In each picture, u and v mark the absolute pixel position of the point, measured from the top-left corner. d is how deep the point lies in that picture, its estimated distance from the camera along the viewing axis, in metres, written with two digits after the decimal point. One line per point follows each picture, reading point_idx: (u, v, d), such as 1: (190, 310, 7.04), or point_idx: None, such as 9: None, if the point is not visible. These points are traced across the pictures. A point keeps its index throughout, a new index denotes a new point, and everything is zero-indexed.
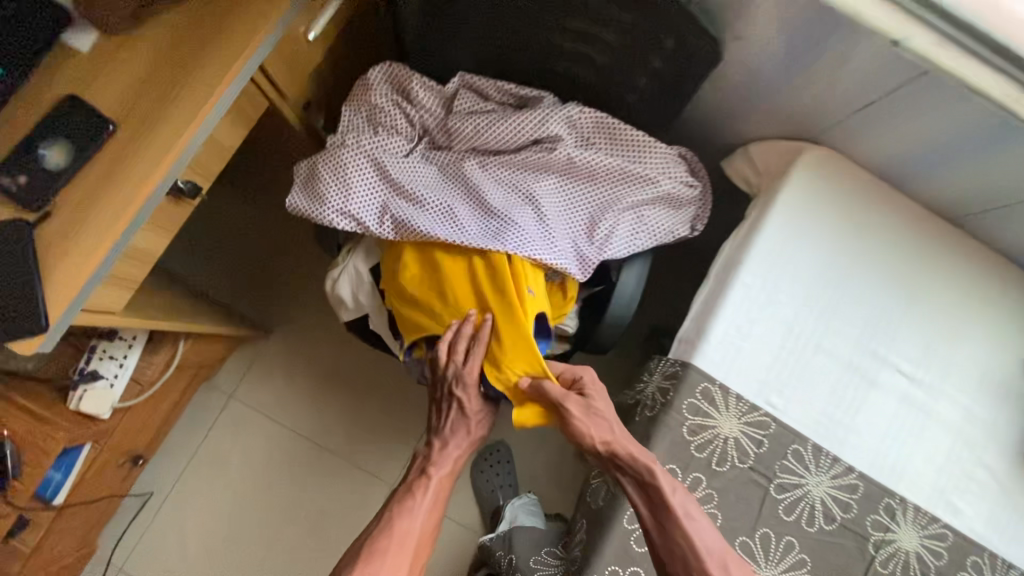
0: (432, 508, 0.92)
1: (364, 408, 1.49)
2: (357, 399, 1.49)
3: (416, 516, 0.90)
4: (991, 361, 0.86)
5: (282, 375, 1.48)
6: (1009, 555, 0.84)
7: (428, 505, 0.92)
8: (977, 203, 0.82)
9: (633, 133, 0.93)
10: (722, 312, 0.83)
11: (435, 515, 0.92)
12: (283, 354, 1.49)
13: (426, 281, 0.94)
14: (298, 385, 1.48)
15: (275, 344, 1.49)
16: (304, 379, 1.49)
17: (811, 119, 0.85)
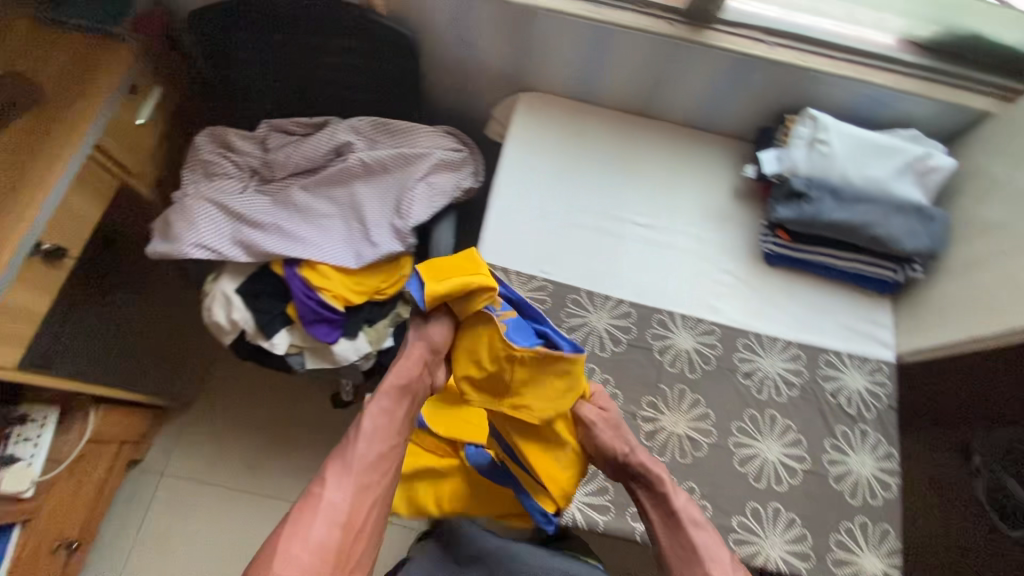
0: (372, 439, 0.85)
1: (291, 445, 1.62)
2: (283, 439, 1.63)
3: (357, 450, 0.84)
4: (704, 197, 1.13)
5: (209, 438, 1.62)
6: (770, 331, 1.05)
7: (373, 444, 0.85)
8: (641, 94, 1.14)
9: (402, 126, 1.22)
10: (490, 219, 1.08)
11: (380, 446, 0.86)
12: (205, 420, 1.63)
13: (327, 277, 1.20)
14: (226, 442, 1.61)
15: (195, 413, 1.64)
16: (229, 436, 1.62)
17: (513, 76, 1.18)
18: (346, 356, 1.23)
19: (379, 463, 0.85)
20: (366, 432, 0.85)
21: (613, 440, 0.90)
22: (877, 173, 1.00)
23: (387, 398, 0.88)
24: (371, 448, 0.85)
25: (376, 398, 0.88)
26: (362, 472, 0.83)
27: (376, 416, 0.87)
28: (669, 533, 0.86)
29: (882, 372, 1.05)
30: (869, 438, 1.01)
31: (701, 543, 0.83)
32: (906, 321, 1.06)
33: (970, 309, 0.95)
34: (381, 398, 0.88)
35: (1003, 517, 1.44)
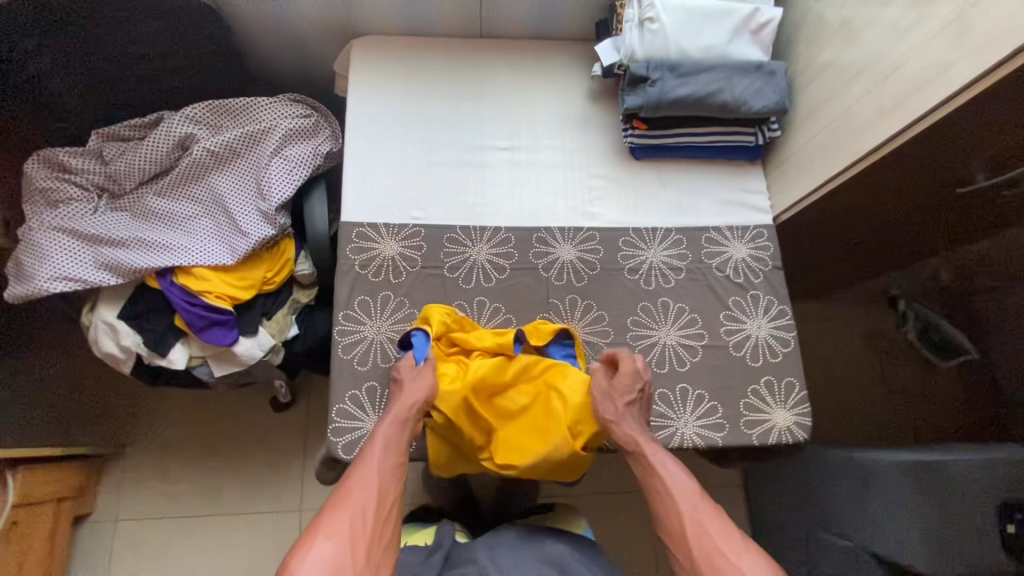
0: (383, 460, 0.77)
1: (239, 459, 1.56)
2: (230, 456, 1.56)
3: (370, 470, 0.75)
4: (560, 107, 1.11)
5: (154, 473, 1.53)
6: (650, 223, 1.06)
7: (388, 455, 0.78)
8: (472, 15, 1.10)
9: (241, 105, 1.16)
10: (347, 176, 1.03)
11: (397, 455, 0.79)
12: (146, 456, 1.54)
13: (205, 279, 1.15)
14: (173, 475, 1.54)
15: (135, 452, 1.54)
16: (174, 466, 1.54)
17: (340, 24, 1.12)
18: (251, 353, 1.19)
19: (392, 487, 0.76)
20: (379, 452, 0.78)
21: (605, 401, 0.86)
22: (711, 40, 0.99)
23: (398, 426, 0.81)
24: (384, 469, 0.77)
25: (387, 423, 0.81)
26: (378, 495, 0.73)
27: (389, 437, 0.80)
28: (657, 496, 0.79)
29: (763, 237, 1.06)
30: (761, 301, 1.02)
31: (681, 504, 0.76)
32: (776, 182, 1.06)
33: (817, 154, 0.96)
34: (392, 425, 0.81)
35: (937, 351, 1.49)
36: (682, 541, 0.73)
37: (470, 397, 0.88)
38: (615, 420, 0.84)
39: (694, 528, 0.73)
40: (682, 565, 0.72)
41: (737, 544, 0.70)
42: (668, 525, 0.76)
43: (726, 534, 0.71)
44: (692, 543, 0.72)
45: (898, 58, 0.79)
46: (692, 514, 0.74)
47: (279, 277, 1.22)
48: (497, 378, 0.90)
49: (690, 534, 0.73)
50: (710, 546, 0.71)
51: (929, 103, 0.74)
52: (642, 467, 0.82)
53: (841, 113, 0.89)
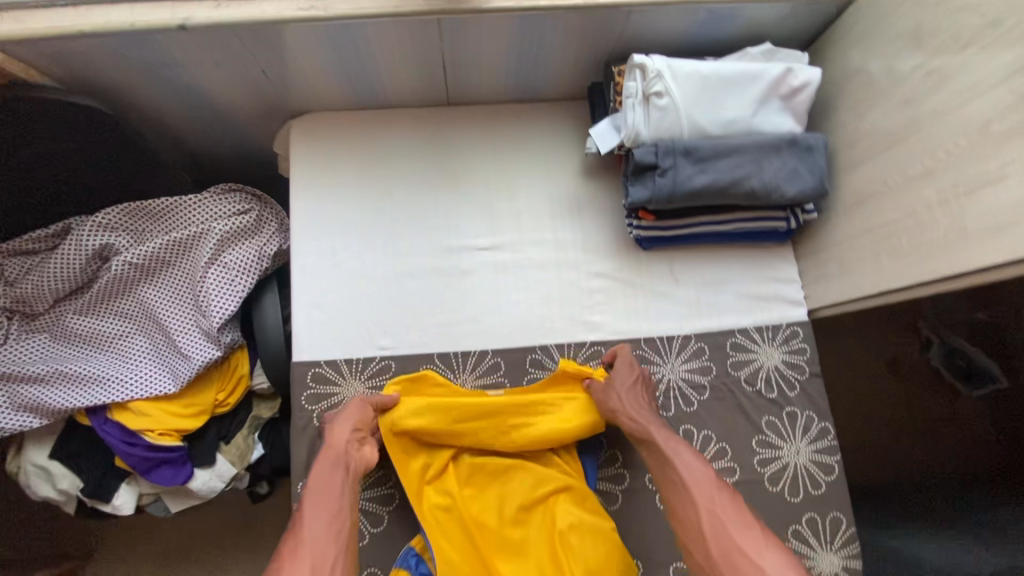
0: (316, 515, 0.64)
1: None
2: None
3: (302, 535, 0.61)
4: (548, 190, 0.92)
5: None
6: (663, 330, 0.88)
7: (320, 509, 0.64)
8: (434, 85, 0.90)
9: (166, 206, 0.96)
10: (297, 303, 0.85)
11: (332, 504, 0.65)
12: None
13: (146, 410, 0.98)
14: None
15: None
16: None
17: (272, 103, 0.91)
18: (210, 488, 1.03)
19: (331, 540, 0.62)
20: (309, 509, 0.64)
21: (607, 388, 0.79)
22: (734, 112, 0.79)
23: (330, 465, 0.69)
24: (318, 526, 0.63)
25: (315, 471, 0.69)
26: (318, 557, 0.59)
27: (317, 486, 0.67)
28: (669, 484, 0.68)
29: (798, 336, 0.90)
30: (800, 420, 0.87)
31: (694, 492, 0.65)
32: (810, 270, 0.89)
33: (867, 255, 0.78)
34: (322, 472, 0.69)
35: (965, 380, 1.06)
36: (696, 535, 0.62)
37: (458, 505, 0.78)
38: (618, 410, 0.77)
39: (710, 519, 0.62)
40: (694, 557, 0.61)
41: (758, 540, 0.58)
42: (682, 516, 0.65)
43: (745, 527, 0.60)
44: (708, 540, 0.60)
45: (988, 172, 0.60)
46: (707, 507, 0.63)
47: (233, 398, 1.05)
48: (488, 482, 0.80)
49: (706, 530, 0.61)
50: (728, 546, 0.59)
51: None
52: (654, 458, 0.72)
53: (903, 216, 0.71)
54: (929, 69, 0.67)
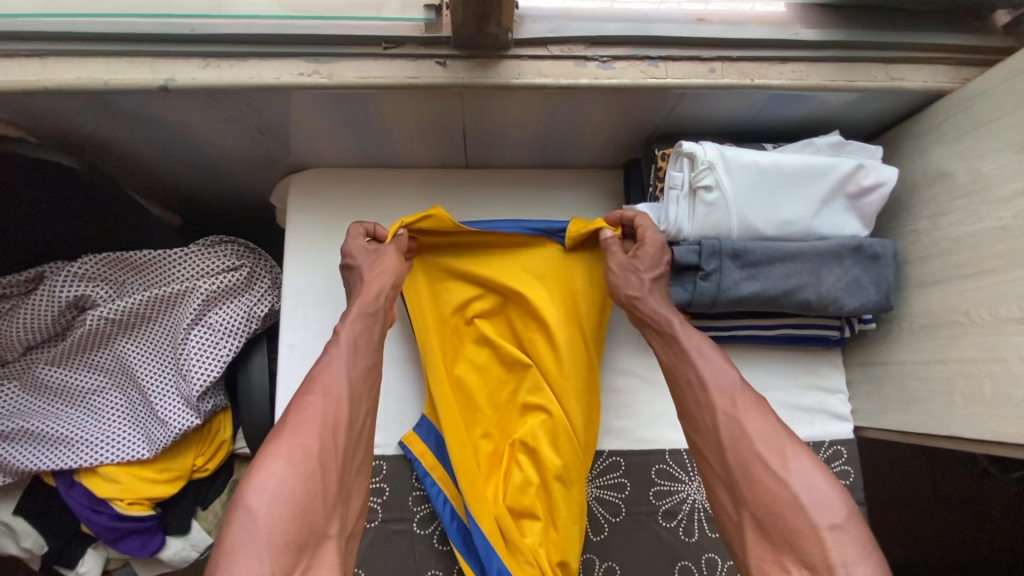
0: (350, 362, 0.63)
1: None
2: None
3: (336, 376, 0.61)
4: None
5: None
6: None
7: (351, 355, 0.63)
8: (451, 148, 0.81)
9: (150, 258, 0.88)
10: (283, 385, 0.77)
11: (366, 359, 0.64)
12: None
13: (117, 477, 0.90)
14: None
15: None
16: None
17: (272, 157, 0.82)
18: (182, 558, 0.95)
19: (356, 395, 0.61)
20: (342, 357, 0.63)
21: (622, 276, 0.69)
22: (792, 212, 0.69)
23: (361, 322, 0.66)
24: (352, 374, 0.62)
25: (351, 317, 0.66)
26: (351, 405, 0.60)
27: (355, 335, 0.65)
28: (679, 388, 0.63)
29: (842, 457, 0.80)
30: None
31: (715, 397, 0.60)
32: (862, 385, 0.79)
33: (936, 390, 0.67)
34: (357, 319, 0.66)
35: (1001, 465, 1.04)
36: (713, 440, 0.59)
37: (472, 348, 0.78)
38: (636, 297, 0.68)
39: (730, 427, 0.58)
40: (709, 464, 0.59)
41: (782, 450, 0.56)
42: (697, 420, 0.61)
43: (771, 437, 0.57)
44: (726, 448, 0.57)
45: None
46: (729, 412, 0.59)
47: (213, 462, 0.97)
48: (505, 337, 0.78)
49: (728, 440, 0.57)
50: (747, 455, 0.56)
51: None
52: (667, 350, 0.65)
53: (990, 358, 0.60)
54: None
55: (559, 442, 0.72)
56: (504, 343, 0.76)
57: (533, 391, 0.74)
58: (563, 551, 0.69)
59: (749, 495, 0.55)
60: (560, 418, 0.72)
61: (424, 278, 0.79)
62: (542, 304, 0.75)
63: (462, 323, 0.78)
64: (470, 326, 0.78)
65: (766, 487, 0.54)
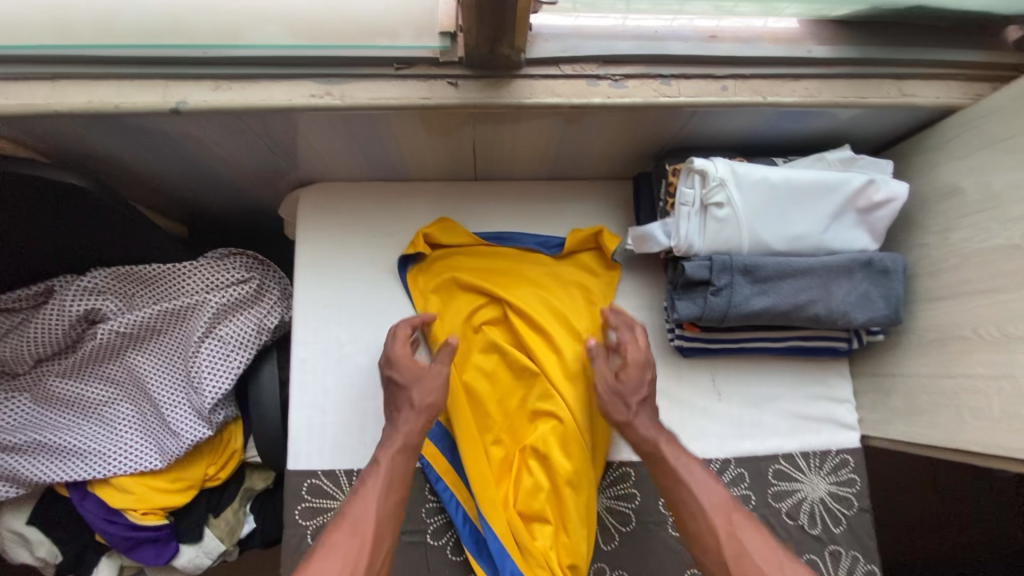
0: (381, 496, 0.63)
1: None
2: None
3: (366, 514, 0.61)
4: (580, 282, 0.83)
5: None
6: (699, 452, 0.79)
7: (382, 488, 0.63)
8: (460, 160, 0.80)
9: (160, 272, 0.88)
10: (296, 400, 0.77)
11: (398, 492, 0.64)
12: None
13: (130, 488, 0.91)
14: None
15: None
16: None
17: (280, 171, 0.82)
18: (196, 565, 0.96)
19: (387, 525, 0.61)
20: (375, 489, 0.63)
21: (614, 402, 0.71)
22: (802, 228, 0.69)
23: (403, 457, 0.67)
24: (381, 508, 0.62)
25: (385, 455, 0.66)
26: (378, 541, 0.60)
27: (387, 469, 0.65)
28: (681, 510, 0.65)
29: (848, 465, 0.81)
30: (843, 560, 0.79)
31: (713, 518, 0.63)
32: (870, 394, 0.80)
33: (944, 403, 0.68)
34: (392, 455, 0.66)
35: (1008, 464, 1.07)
36: (720, 564, 0.61)
37: (480, 355, 0.79)
38: (626, 422, 0.71)
39: (732, 546, 0.61)
40: None
41: (781, 563, 0.58)
42: (700, 542, 0.63)
43: (768, 550, 0.60)
44: (730, 566, 0.60)
45: None
46: (728, 531, 0.62)
47: (224, 472, 0.98)
48: (511, 344, 0.79)
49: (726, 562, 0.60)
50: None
51: None
52: (662, 474, 0.68)
53: (997, 375, 0.61)
54: None
55: (568, 447, 0.73)
56: (512, 350, 0.78)
57: (541, 398, 0.76)
58: (574, 555, 0.70)
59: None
60: (568, 422, 0.74)
61: (431, 288, 0.81)
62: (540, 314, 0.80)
63: (468, 332, 0.80)
64: (478, 336, 0.80)
65: None
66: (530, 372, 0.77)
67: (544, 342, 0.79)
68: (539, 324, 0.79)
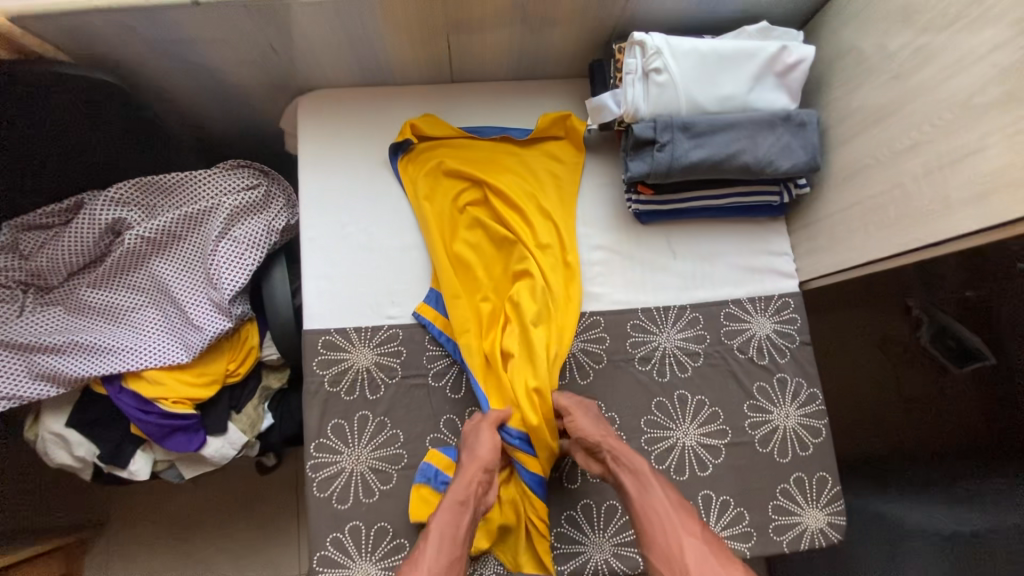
0: (439, 554, 0.68)
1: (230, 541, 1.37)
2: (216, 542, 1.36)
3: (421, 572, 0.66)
4: (550, 164, 0.95)
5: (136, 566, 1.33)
6: (660, 300, 0.92)
7: (446, 550, 0.69)
8: (437, 61, 0.93)
9: (177, 181, 0.99)
10: (308, 272, 0.88)
11: (455, 550, 0.70)
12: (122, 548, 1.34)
13: (159, 379, 1.01)
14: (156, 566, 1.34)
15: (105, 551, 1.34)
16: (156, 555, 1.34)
17: (281, 80, 0.93)
18: (222, 454, 1.06)
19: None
20: (432, 549, 0.69)
21: (590, 423, 0.80)
22: (731, 89, 0.82)
23: (463, 512, 0.72)
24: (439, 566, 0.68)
25: (446, 507, 0.72)
26: None
27: (444, 525, 0.70)
28: (647, 518, 0.71)
29: (790, 307, 0.93)
30: (789, 385, 0.91)
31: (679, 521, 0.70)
32: (803, 243, 0.92)
33: (856, 226, 0.81)
34: (452, 508, 0.72)
35: (958, 360, 1.20)
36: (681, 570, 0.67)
37: (465, 228, 0.91)
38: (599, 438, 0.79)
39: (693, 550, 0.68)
40: None
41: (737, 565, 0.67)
42: (666, 544, 0.69)
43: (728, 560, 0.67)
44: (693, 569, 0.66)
45: (966, 145, 0.64)
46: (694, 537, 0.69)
47: (243, 367, 1.08)
48: (490, 219, 0.91)
49: (681, 557, 0.67)
50: (708, 572, 0.65)
51: (1005, 215, 0.60)
52: (631, 484, 0.75)
53: (888, 188, 0.75)
54: (916, 46, 0.70)
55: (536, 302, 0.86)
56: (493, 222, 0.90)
57: (518, 262, 0.88)
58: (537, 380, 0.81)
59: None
60: (540, 282, 0.86)
61: (418, 174, 0.92)
62: (517, 190, 0.92)
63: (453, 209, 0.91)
64: (463, 214, 0.91)
65: None
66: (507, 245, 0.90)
67: (520, 218, 0.91)
68: (516, 203, 0.90)
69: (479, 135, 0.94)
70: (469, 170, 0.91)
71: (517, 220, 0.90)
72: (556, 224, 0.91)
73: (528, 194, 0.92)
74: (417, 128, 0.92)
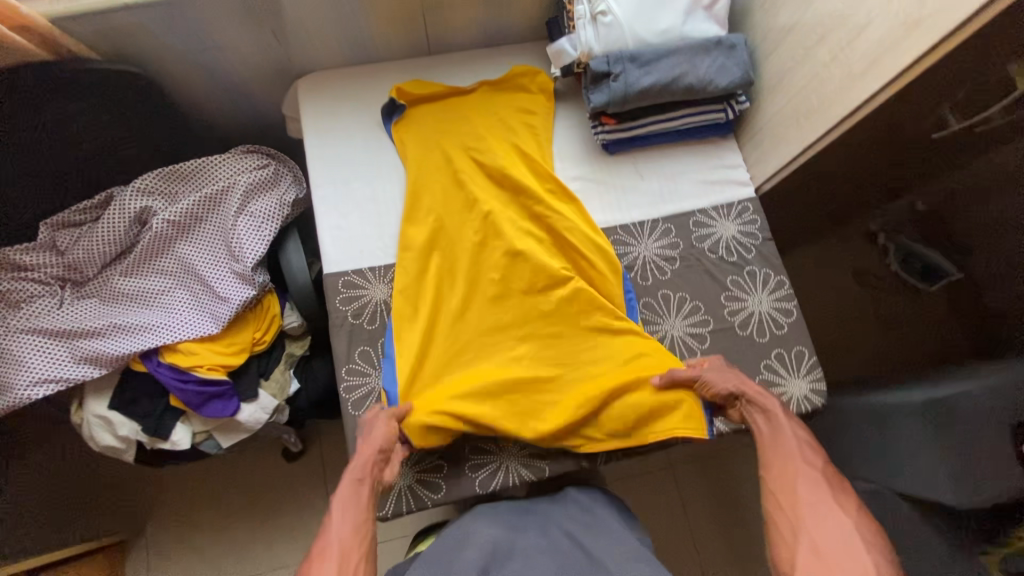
0: (343, 524, 0.75)
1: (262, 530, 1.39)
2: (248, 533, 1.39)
3: (328, 544, 0.72)
4: (523, 114, 1.07)
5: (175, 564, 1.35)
6: (635, 216, 1.04)
7: (346, 520, 0.75)
8: (416, 37, 1.07)
9: (197, 170, 1.11)
10: (323, 224, 1.00)
11: (353, 519, 0.76)
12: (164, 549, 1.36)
13: (192, 347, 1.09)
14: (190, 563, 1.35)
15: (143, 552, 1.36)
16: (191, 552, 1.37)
17: (282, 67, 1.07)
18: (256, 419, 1.14)
19: (358, 552, 0.73)
20: (336, 523, 0.75)
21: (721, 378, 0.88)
22: (666, 23, 0.97)
23: (360, 484, 0.79)
24: (344, 533, 0.74)
25: (341, 486, 0.79)
26: (342, 561, 0.71)
27: (345, 503, 0.77)
28: (775, 452, 0.80)
29: (749, 210, 1.05)
30: (758, 276, 1.03)
31: (803, 459, 0.79)
32: (752, 154, 1.06)
33: (792, 121, 0.95)
34: (347, 486, 0.79)
35: (924, 278, 1.20)
36: (790, 496, 0.75)
37: (457, 175, 1.01)
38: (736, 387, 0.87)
39: (812, 488, 0.75)
40: (782, 509, 0.74)
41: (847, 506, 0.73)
42: (783, 474, 0.78)
43: (843, 501, 0.73)
44: (803, 501, 0.74)
45: (860, 21, 0.78)
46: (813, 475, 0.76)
47: (267, 333, 1.17)
48: (481, 165, 1.01)
49: (799, 488, 0.75)
50: (822, 502, 0.73)
51: (897, 68, 0.74)
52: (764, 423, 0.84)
53: (810, 79, 0.89)
54: None
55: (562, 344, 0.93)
56: (483, 162, 1.01)
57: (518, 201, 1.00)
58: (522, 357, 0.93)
59: (812, 531, 0.70)
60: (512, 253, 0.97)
61: (411, 132, 1.04)
62: (499, 134, 1.04)
63: (446, 157, 1.02)
64: (454, 161, 1.01)
65: (828, 529, 0.70)
66: (510, 200, 1.00)
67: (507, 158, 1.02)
68: (499, 153, 1.01)
69: (459, 95, 1.08)
70: (455, 124, 1.04)
71: (506, 158, 1.02)
72: (538, 157, 1.03)
73: (509, 136, 1.04)
74: (403, 91, 1.05)
